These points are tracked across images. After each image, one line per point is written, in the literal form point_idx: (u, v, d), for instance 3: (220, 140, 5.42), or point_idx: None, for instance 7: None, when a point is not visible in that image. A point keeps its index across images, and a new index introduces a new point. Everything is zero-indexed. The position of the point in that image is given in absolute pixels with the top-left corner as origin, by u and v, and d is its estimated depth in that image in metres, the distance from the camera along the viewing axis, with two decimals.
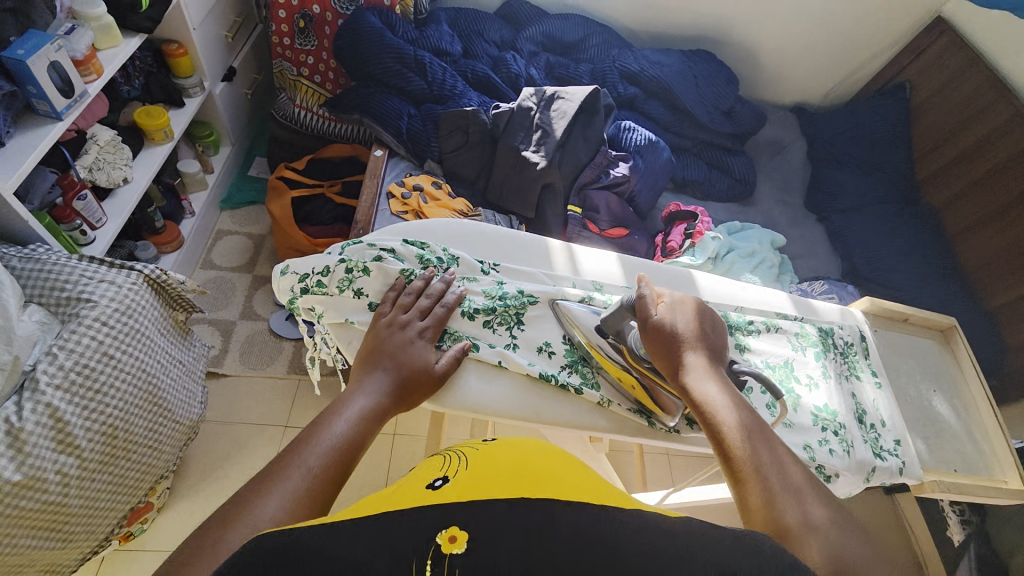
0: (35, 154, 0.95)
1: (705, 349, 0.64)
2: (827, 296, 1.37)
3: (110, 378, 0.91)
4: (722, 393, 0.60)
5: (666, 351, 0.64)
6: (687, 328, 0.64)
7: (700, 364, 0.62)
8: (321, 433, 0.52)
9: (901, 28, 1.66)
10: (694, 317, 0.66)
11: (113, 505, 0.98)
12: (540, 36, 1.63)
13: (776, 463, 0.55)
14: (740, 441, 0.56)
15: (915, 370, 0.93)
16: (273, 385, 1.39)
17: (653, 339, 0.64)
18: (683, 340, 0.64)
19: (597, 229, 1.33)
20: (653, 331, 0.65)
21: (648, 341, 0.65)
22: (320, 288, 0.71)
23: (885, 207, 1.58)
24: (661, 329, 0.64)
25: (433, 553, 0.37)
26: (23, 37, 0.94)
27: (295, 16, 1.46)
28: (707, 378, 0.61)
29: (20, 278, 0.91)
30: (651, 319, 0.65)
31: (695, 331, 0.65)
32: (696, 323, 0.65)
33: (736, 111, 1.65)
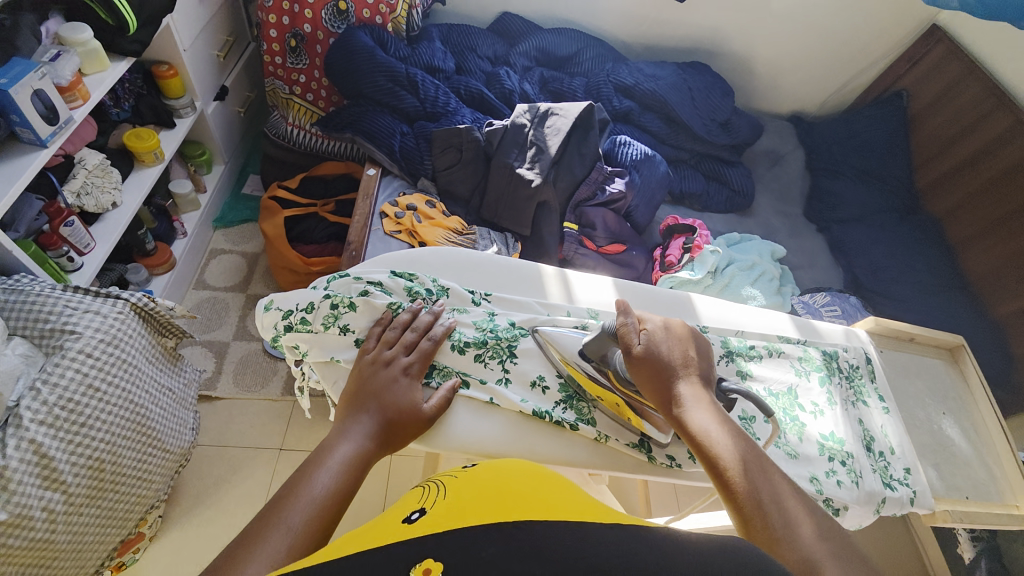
0: (19, 183, 0.93)
1: (694, 375, 0.62)
2: (830, 309, 1.34)
3: (97, 410, 0.87)
4: (712, 423, 0.58)
5: (653, 382, 0.62)
6: (671, 355, 0.63)
7: (689, 393, 0.60)
8: (302, 487, 0.50)
9: (895, 38, 1.66)
10: (679, 341, 0.64)
11: (102, 538, 0.93)
12: (533, 51, 1.62)
13: (774, 496, 0.54)
14: (737, 474, 0.55)
15: (923, 393, 0.91)
16: (268, 407, 1.36)
17: (639, 369, 0.62)
18: (669, 369, 0.62)
19: (594, 245, 1.32)
20: (639, 362, 0.62)
21: (634, 371, 0.63)
22: (303, 325, 0.68)
23: (885, 216, 1.56)
24: (646, 358, 0.62)
25: None
26: (6, 66, 0.92)
27: (287, 35, 1.44)
28: (697, 407, 0.59)
29: (2, 312, 0.88)
30: (635, 348, 0.63)
31: (681, 357, 0.63)
32: (681, 347, 0.64)
33: (732, 122, 1.64)
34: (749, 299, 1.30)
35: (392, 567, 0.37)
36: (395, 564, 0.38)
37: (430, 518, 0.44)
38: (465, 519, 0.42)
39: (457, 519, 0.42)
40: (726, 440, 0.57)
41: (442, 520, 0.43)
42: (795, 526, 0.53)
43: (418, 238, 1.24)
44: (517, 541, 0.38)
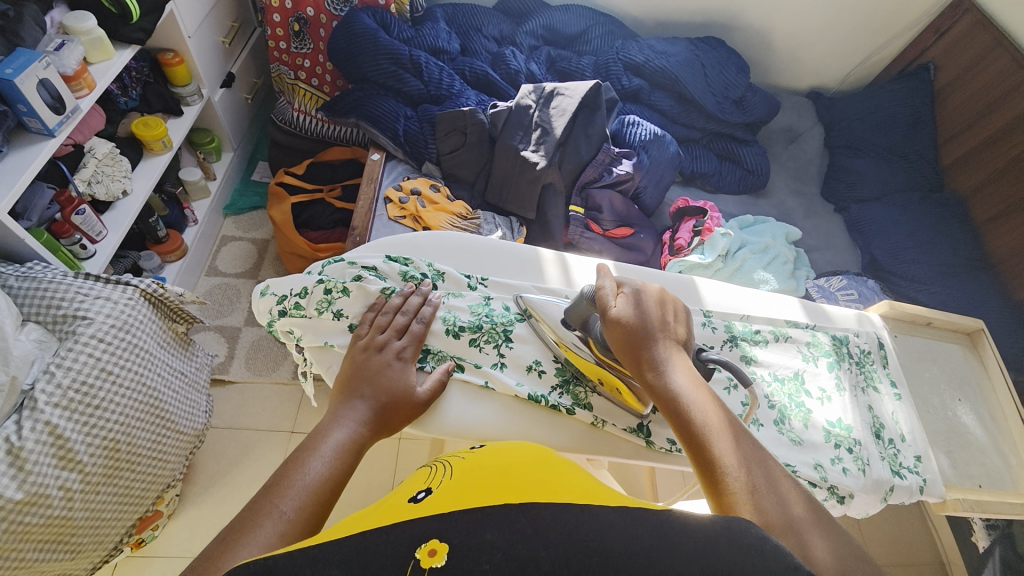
0: (28, 173, 0.95)
1: (674, 340, 0.60)
2: (846, 292, 1.30)
3: (110, 393, 0.90)
4: (690, 387, 0.56)
5: (628, 346, 0.59)
6: (650, 319, 0.60)
7: (667, 357, 0.58)
8: (294, 474, 0.51)
9: (923, 7, 1.56)
10: (657, 305, 0.62)
11: (121, 515, 0.97)
12: (540, 29, 1.58)
13: (756, 460, 0.52)
14: (717, 437, 0.53)
15: (938, 379, 0.88)
16: (279, 391, 1.38)
17: (615, 333, 0.60)
18: (647, 333, 0.59)
19: (600, 229, 1.29)
20: (615, 326, 0.60)
21: (611, 335, 0.60)
22: (297, 310, 0.69)
23: (908, 194, 1.50)
24: (623, 321, 0.60)
25: (412, 567, 0.35)
26: (11, 55, 0.93)
27: (290, 19, 1.43)
28: (676, 372, 0.57)
29: (17, 298, 0.91)
30: (611, 312, 0.61)
31: (659, 321, 0.61)
32: (659, 312, 0.61)
33: (747, 100, 1.58)
34: (761, 282, 1.27)
35: (393, 554, 0.36)
36: (397, 548, 0.36)
37: (435, 499, 0.44)
38: (472, 500, 0.42)
39: (462, 501, 0.43)
40: (705, 404, 0.55)
41: (449, 501, 0.43)
42: (779, 493, 0.50)
43: (422, 223, 1.23)
44: (516, 523, 0.38)
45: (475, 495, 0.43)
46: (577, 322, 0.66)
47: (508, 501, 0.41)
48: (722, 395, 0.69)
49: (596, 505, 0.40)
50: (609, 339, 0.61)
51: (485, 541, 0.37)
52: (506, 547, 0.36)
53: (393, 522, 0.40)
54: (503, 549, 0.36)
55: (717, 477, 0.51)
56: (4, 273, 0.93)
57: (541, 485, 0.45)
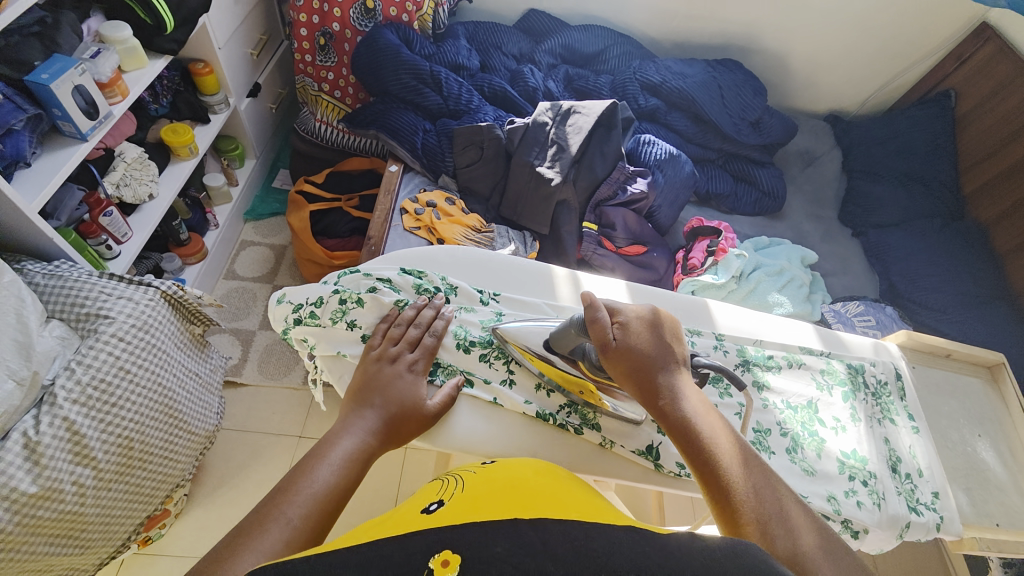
0: (60, 174, 0.99)
1: (676, 364, 0.59)
2: (863, 319, 1.27)
3: (127, 391, 0.92)
4: (695, 413, 0.56)
5: (630, 373, 0.58)
6: (651, 345, 0.59)
7: (672, 383, 0.57)
8: (302, 481, 0.51)
9: (943, 34, 1.56)
10: (654, 330, 0.60)
11: (130, 512, 0.98)
12: (559, 48, 1.61)
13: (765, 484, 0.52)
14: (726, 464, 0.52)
15: (958, 413, 0.86)
16: (289, 395, 1.40)
17: (616, 360, 0.59)
18: (649, 359, 0.58)
19: (613, 246, 1.29)
20: (615, 354, 0.58)
21: (610, 363, 0.59)
22: (312, 319, 0.70)
23: (927, 221, 1.47)
24: (624, 349, 0.58)
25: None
26: (47, 61, 0.97)
27: (316, 33, 1.48)
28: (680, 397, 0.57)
29: (43, 295, 0.94)
30: (611, 340, 0.59)
31: (658, 346, 0.59)
32: (660, 334, 0.60)
33: (764, 122, 1.58)
34: (775, 305, 1.25)
35: (409, 562, 0.36)
36: (411, 556, 0.36)
37: (448, 509, 0.45)
38: (482, 513, 0.43)
39: (475, 513, 0.43)
40: (712, 431, 0.54)
41: (463, 512, 0.43)
42: (781, 518, 0.50)
43: (437, 235, 1.25)
44: (525, 536, 0.38)
45: (486, 508, 0.44)
46: (562, 348, 0.65)
47: (519, 515, 0.42)
48: (733, 421, 0.69)
49: (599, 525, 0.39)
50: (607, 366, 0.60)
51: (495, 553, 0.36)
52: (516, 560, 0.36)
53: (405, 531, 0.41)
54: (513, 561, 0.36)
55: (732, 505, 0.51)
56: (31, 269, 0.97)
57: (548, 503, 0.45)
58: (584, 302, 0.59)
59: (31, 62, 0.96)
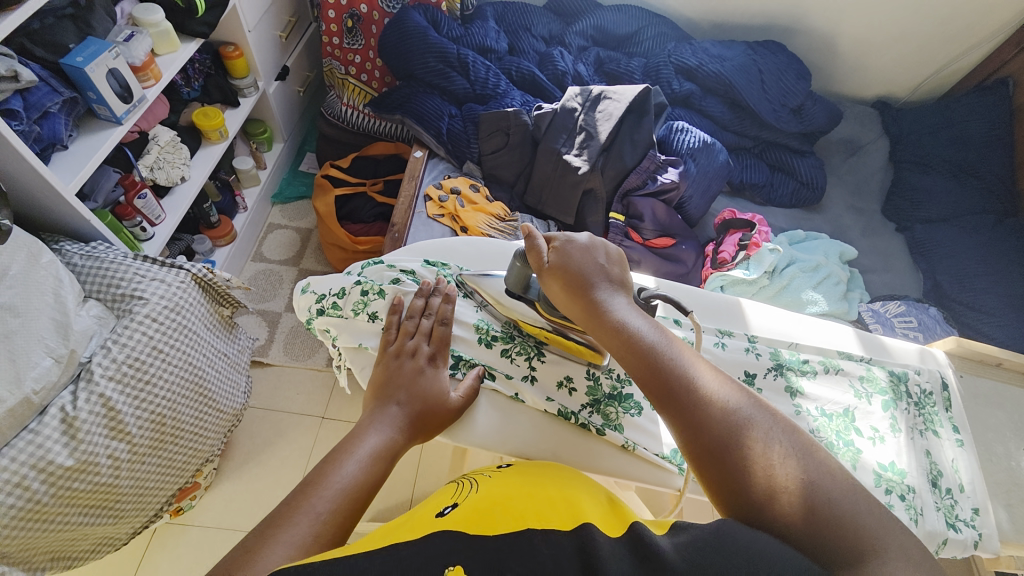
0: (96, 157, 1.01)
1: (609, 283, 0.60)
2: (903, 320, 1.21)
3: (159, 370, 0.95)
4: (632, 317, 0.56)
5: (565, 291, 0.60)
6: (584, 263, 0.60)
7: (607, 296, 0.58)
8: (330, 475, 0.51)
9: (1007, 15, 1.44)
10: (586, 252, 0.61)
11: (163, 485, 1.02)
12: (590, 30, 1.55)
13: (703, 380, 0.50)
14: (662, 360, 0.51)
15: (1005, 426, 0.81)
16: (313, 376, 1.43)
17: (552, 282, 0.61)
18: (579, 275, 0.60)
19: (640, 238, 1.25)
20: (550, 276, 0.61)
21: (548, 285, 0.62)
22: (334, 310, 0.70)
23: (979, 218, 1.38)
24: (557, 269, 0.61)
25: None
26: (82, 44, 0.99)
27: (344, 15, 1.46)
28: (618, 306, 0.57)
29: (80, 275, 0.97)
30: (544, 263, 0.62)
31: (592, 267, 0.60)
32: (592, 254, 0.61)
33: (807, 108, 1.49)
34: (809, 303, 1.20)
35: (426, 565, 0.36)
36: (431, 560, 0.36)
37: (460, 513, 0.45)
38: (492, 523, 0.42)
39: (489, 521, 0.42)
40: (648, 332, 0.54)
41: (473, 518, 0.43)
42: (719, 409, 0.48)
43: (460, 223, 1.24)
44: (538, 555, 0.37)
45: (498, 516, 0.43)
46: (517, 291, 0.69)
47: (543, 523, 0.42)
48: None
49: (615, 539, 0.38)
50: (547, 292, 0.63)
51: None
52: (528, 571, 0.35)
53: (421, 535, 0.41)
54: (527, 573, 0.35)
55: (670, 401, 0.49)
56: (69, 250, 1.00)
57: (568, 511, 0.45)
58: (524, 234, 0.63)
59: (64, 44, 0.97)
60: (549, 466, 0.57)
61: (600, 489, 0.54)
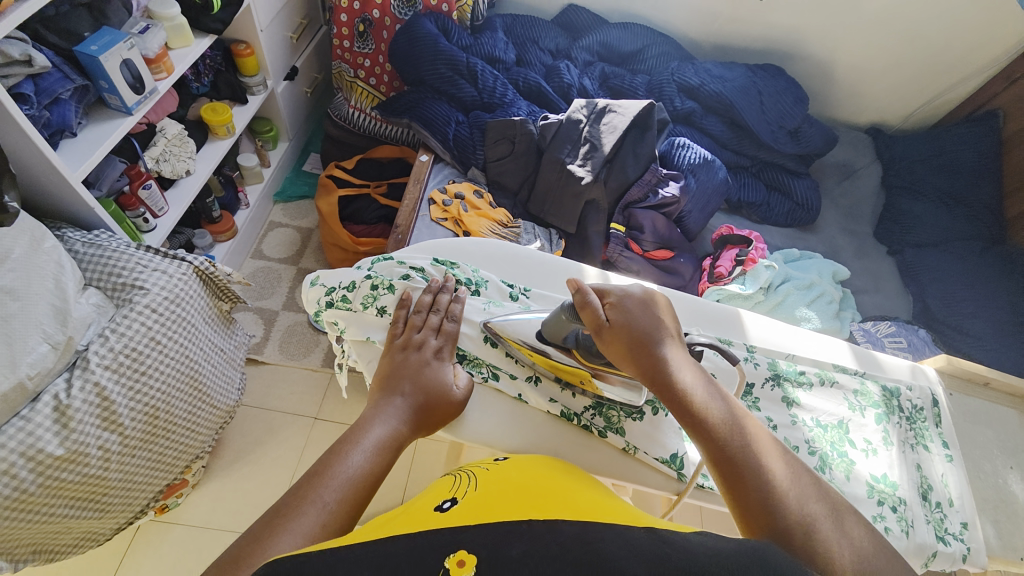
0: (104, 146, 1.02)
1: (669, 341, 0.59)
2: (894, 340, 1.24)
3: (156, 361, 0.94)
4: (698, 386, 0.55)
5: (625, 352, 0.58)
6: (646, 321, 0.59)
7: (672, 361, 0.57)
8: (336, 465, 0.51)
9: (996, 51, 1.49)
10: (645, 307, 0.60)
11: (151, 479, 1.01)
12: (596, 46, 1.59)
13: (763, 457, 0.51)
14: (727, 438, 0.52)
15: (992, 444, 0.83)
16: (308, 376, 1.42)
17: (611, 341, 0.59)
18: (641, 334, 0.58)
19: (640, 250, 1.28)
20: (607, 332, 0.60)
21: (604, 342, 0.60)
22: (343, 303, 0.71)
23: (967, 244, 1.42)
24: (617, 329, 0.59)
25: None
26: (97, 33, 1.00)
27: (356, 20, 1.49)
28: (682, 370, 0.56)
29: (81, 262, 0.97)
30: (601, 319, 0.60)
31: (652, 324, 0.59)
32: (650, 308, 0.60)
33: (804, 131, 1.53)
34: (803, 320, 1.22)
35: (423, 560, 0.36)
36: (427, 555, 0.36)
37: (460, 509, 0.45)
38: (495, 514, 0.43)
39: (490, 512, 0.43)
40: (713, 405, 0.54)
41: (472, 513, 0.44)
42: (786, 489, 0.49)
43: (463, 227, 1.25)
44: (543, 542, 0.37)
45: (496, 510, 0.44)
46: (555, 339, 0.66)
47: (544, 516, 0.42)
48: None
49: (617, 534, 0.39)
50: (601, 346, 0.61)
51: (511, 559, 0.36)
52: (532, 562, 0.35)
53: (420, 528, 0.41)
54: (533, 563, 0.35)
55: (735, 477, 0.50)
56: (71, 238, 1.00)
57: (571, 506, 0.46)
58: (573, 290, 0.60)
59: (79, 33, 0.98)
60: (544, 462, 0.58)
61: (597, 488, 0.55)
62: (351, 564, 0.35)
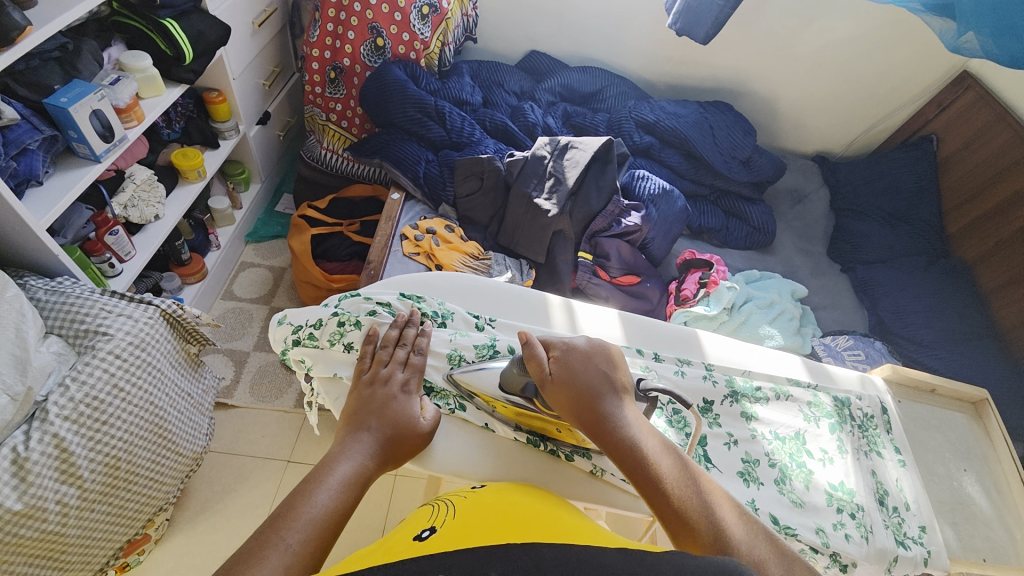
0: (72, 193, 1.02)
1: (612, 391, 0.62)
2: (852, 353, 1.29)
3: (119, 409, 0.92)
4: (638, 430, 0.58)
5: (569, 404, 0.61)
6: (587, 372, 0.63)
7: (613, 407, 0.60)
8: (301, 505, 0.51)
9: (924, 83, 1.64)
10: (587, 360, 0.64)
11: (111, 535, 0.96)
12: (558, 87, 1.69)
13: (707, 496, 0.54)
14: (666, 477, 0.55)
15: (944, 448, 0.88)
16: (280, 418, 1.39)
17: (556, 395, 0.62)
18: (585, 388, 0.61)
19: (607, 276, 1.33)
20: (554, 388, 0.62)
21: (549, 393, 0.62)
22: (310, 340, 0.72)
23: (913, 259, 1.51)
24: (560, 381, 0.62)
25: None
26: (67, 85, 1.01)
27: (327, 68, 1.54)
28: (624, 415, 0.60)
29: (43, 310, 0.95)
30: (547, 374, 0.63)
31: (596, 375, 0.63)
32: (592, 362, 0.64)
33: (754, 160, 1.64)
34: (766, 337, 1.28)
35: None
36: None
37: (437, 537, 0.46)
38: (472, 539, 0.44)
39: (464, 539, 0.45)
40: (652, 449, 0.57)
41: (450, 540, 0.45)
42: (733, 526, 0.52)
43: (435, 261, 1.28)
44: (517, 560, 0.38)
45: (474, 535, 0.45)
46: (515, 390, 0.66)
47: (516, 540, 0.43)
48: (723, 451, 0.70)
49: (582, 550, 0.40)
50: (549, 403, 0.63)
51: None
52: None
53: (398, 558, 0.42)
54: None
55: (686, 520, 0.52)
56: (34, 285, 0.98)
57: (540, 530, 0.47)
58: (523, 342, 0.64)
59: (49, 85, 1.00)
60: (515, 488, 0.60)
61: (564, 508, 0.57)
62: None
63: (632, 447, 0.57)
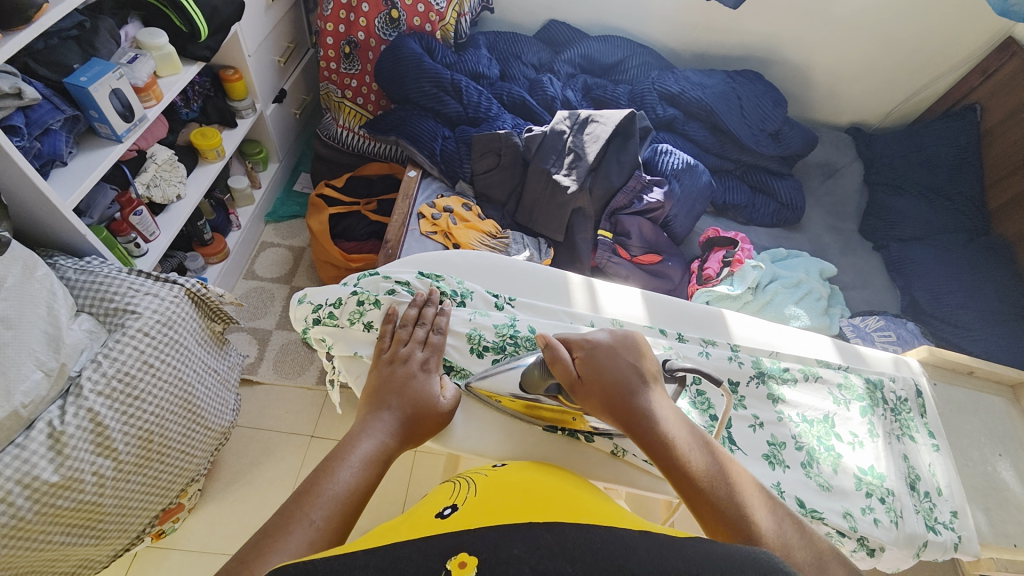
0: (95, 174, 1.03)
1: (641, 385, 0.60)
2: (883, 334, 1.25)
3: (149, 385, 0.94)
4: (669, 424, 0.57)
5: (596, 401, 0.60)
6: (614, 368, 0.60)
7: (642, 402, 0.58)
8: (325, 482, 0.52)
9: (970, 46, 1.53)
10: (612, 356, 0.61)
11: (146, 504, 1.00)
12: (577, 58, 1.62)
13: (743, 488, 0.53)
14: (700, 472, 0.54)
15: (980, 433, 0.85)
16: (303, 394, 1.42)
17: (583, 393, 0.60)
18: (613, 385, 0.59)
19: (628, 255, 1.30)
20: (580, 386, 0.61)
21: (577, 391, 0.61)
22: (330, 319, 0.73)
23: (952, 236, 1.44)
24: (586, 379, 0.60)
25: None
26: (86, 64, 1.02)
27: (342, 42, 1.51)
28: (655, 410, 0.58)
29: (73, 289, 0.98)
30: (573, 373, 0.61)
31: (623, 371, 0.60)
32: (618, 356, 0.61)
33: (784, 133, 1.56)
34: (792, 318, 1.24)
35: (425, 564, 0.36)
36: (429, 558, 0.37)
37: (460, 515, 0.46)
38: (496, 517, 0.44)
39: (487, 517, 0.45)
40: (685, 444, 0.55)
41: (473, 517, 0.45)
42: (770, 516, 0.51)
43: (452, 240, 1.26)
44: (541, 539, 0.38)
45: (496, 513, 0.45)
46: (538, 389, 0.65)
47: (537, 520, 0.43)
48: (748, 433, 0.69)
49: (601, 533, 0.40)
50: (576, 399, 0.62)
51: (512, 556, 0.37)
52: (533, 562, 0.36)
53: (423, 534, 0.42)
54: (530, 563, 0.36)
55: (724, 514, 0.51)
56: (64, 265, 1.01)
57: (561, 509, 0.47)
58: (544, 346, 0.62)
59: (68, 65, 1.00)
60: (536, 467, 0.60)
61: (586, 488, 0.57)
62: (354, 568, 0.35)
63: (663, 444, 0.55)
